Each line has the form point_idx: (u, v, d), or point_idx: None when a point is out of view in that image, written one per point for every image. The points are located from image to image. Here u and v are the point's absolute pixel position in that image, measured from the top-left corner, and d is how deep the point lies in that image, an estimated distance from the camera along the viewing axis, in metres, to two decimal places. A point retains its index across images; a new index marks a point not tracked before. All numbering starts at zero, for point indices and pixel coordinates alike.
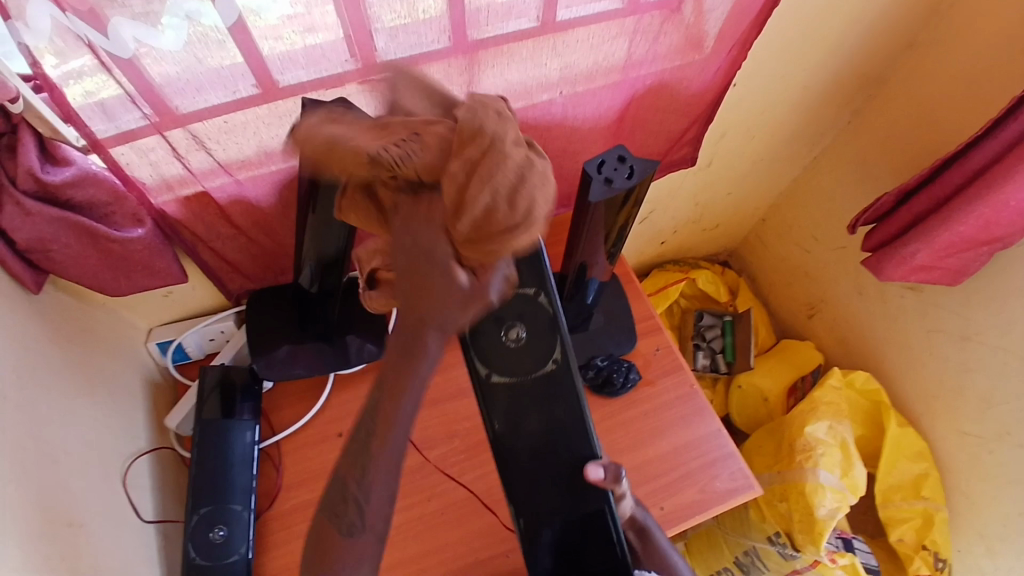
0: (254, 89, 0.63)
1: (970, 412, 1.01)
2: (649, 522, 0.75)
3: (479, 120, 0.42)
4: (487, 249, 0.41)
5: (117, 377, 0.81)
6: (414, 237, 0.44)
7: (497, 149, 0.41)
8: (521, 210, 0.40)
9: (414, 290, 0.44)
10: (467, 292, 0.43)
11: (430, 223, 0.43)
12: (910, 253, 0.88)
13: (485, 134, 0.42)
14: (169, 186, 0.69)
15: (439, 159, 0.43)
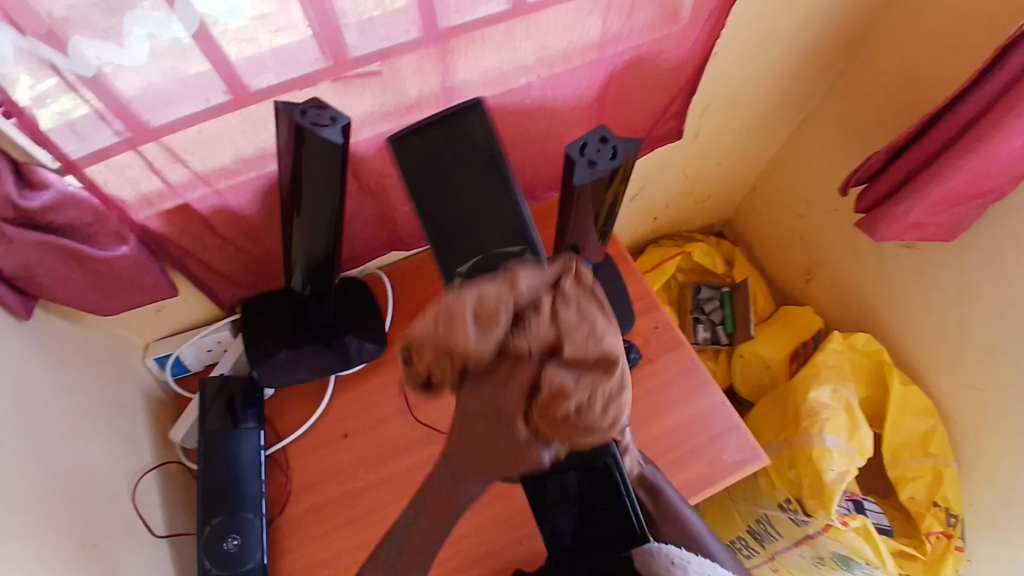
0: (225, 96, 0.62)
1: (973, 365, 1.01)
2: (661, 479, 0.75)
3: (547, 304, 0.41)
4: (563, 433, 0.43)
5: (117, 396, 0.81)
6: (476, 402, 0.46)
7: (563, 322, 0.41)
8: (605, 409, 0.42)
9: (488, 438, 0.48)
10: (536, 457, 0.47)
11: (505, 394, 0.43)
12: (903, 211, 0.88)
13: (555, 328, 0.41)
14: (149, 201, 0.68)
15: (527, 333, 0.41)
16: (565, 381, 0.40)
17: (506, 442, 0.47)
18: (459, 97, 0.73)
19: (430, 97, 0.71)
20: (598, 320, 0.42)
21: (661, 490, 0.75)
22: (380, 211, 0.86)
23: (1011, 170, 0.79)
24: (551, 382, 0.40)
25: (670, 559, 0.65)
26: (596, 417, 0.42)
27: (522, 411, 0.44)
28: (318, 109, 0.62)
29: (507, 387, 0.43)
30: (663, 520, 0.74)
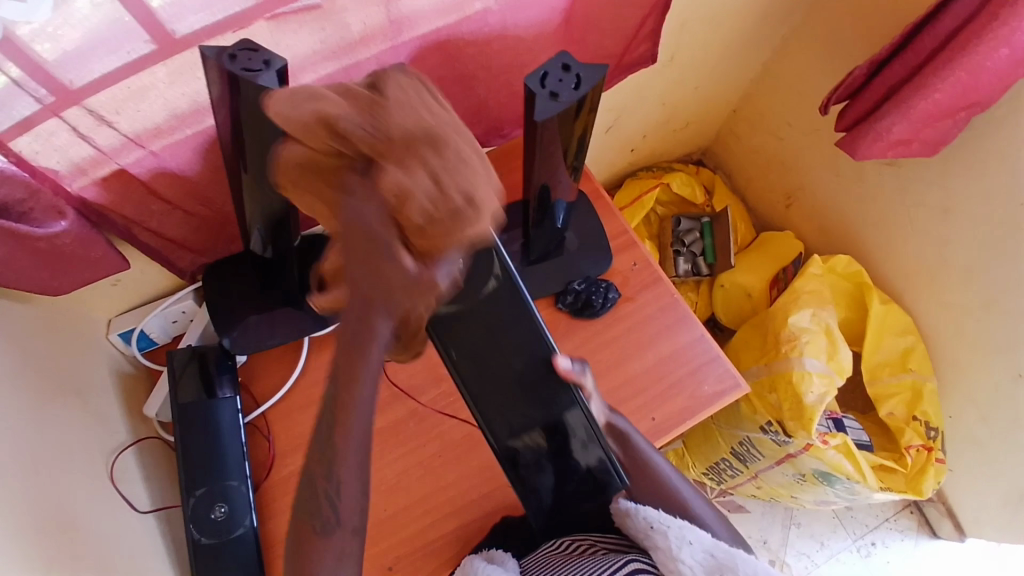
0: (148, 45, 0.55)
1: (954, 282, 1.01)
2: (634, 434, 0.74)
3: (422, 113, 0.47)
4: (436, 241, 0.44)
5: (83, 376, 0.78)
6: (369, 210, 0.44)
7: (440, 136, 0.46)
8: (461, 199, 0.45)
9: (368, 274, 0.43)
10: (412, 279, 0.44)
11: (377, 203, 0.44)
12: (886, 128, 0.84)
13: (433, 129, 0.47)
14: (82, 170, 0.63)
15: (384, 136, 0.46)
16: (409, 183, 0.44)
17: (384, 278, 0.43)
18: (410, 29, 0.67)
19: (377, 31, 0.65)
20: (469, 162, 0.46)
21: (639, 447, 0.74)
22: None
23: (1000, 82, 0.75)
24: (403, 190, 0.43)
25: (650, 524, 0.67)
26: (457, 198, 0.45)
27: (393, 218, 0.44)
28: (250, 52, 0.57)
29: (365, 186, 0.45)
30: (642, 477, 0.73)
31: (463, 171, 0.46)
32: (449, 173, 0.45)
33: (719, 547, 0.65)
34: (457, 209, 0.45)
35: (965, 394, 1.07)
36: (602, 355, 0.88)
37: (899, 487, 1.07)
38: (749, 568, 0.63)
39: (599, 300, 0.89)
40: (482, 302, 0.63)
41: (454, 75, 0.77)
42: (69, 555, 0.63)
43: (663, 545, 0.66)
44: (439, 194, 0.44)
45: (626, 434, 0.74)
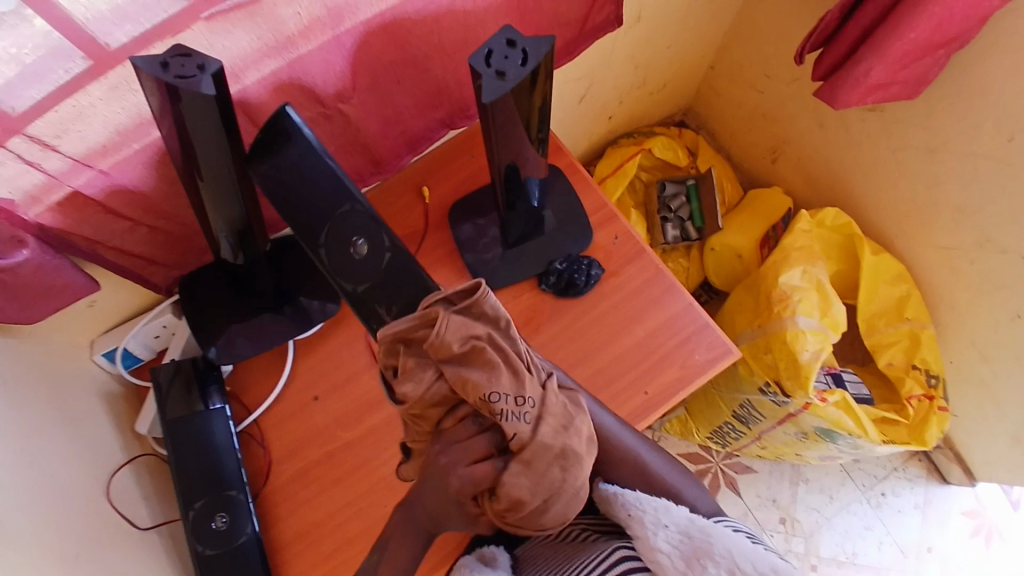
0: (85, 61, 0.54)
1: (946, 225, 0.98)
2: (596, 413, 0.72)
3: (559, 441, 0.55)
4: (504, 519, 0.57)
5: (69, 400, 0.78)
6: (465, 475, 0.55)
7: (569, 449, 0.55)
8: (548, 517, 0.57)
9: (437, 494, 0.58)
10: (468, 522, 0.60)
11: (477, 488, 0.56)
12: (863, 71, 0.80)
13: (561, 447, 0.55)
14: (35, 197, 0.61)
15: (530, 443, 0.53)
16: (525, 437, 0.53)
17: (446, 504, 0.58)
18: (351, 16, 0.64)
19: (315, 23, 0.63)
20: (570, 477, 0.56)
21: (607, 428, 0.72)
22: None
23: (975, 13, 0.72)
24: (514, 498, 0.55)
25: (628, 511, 0.69)
26: (535, 507, 0.55)
27: (474, 488, 0.57)
28: (181, 57, 0.54)
29: (466, 448, 0.55)
30: (612, 461, 0.73)
31: (569, 478, 0.56)
32: (547, 422, 0.55)
33: (694, 526, 0.65)
34: (552, 497, 0.56)
35: (968, 338, 1.05)
36: (591, 333, 0.87)
37: (903, 438, 1.05)
38: (724, 547, 0.62)
39: (582, 278, 0.87)
40: (383, 278, 0.63)
41: (406, 59, 0.74)
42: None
43: (640, 534, 0.66)
44: (544, 494, 0.55)
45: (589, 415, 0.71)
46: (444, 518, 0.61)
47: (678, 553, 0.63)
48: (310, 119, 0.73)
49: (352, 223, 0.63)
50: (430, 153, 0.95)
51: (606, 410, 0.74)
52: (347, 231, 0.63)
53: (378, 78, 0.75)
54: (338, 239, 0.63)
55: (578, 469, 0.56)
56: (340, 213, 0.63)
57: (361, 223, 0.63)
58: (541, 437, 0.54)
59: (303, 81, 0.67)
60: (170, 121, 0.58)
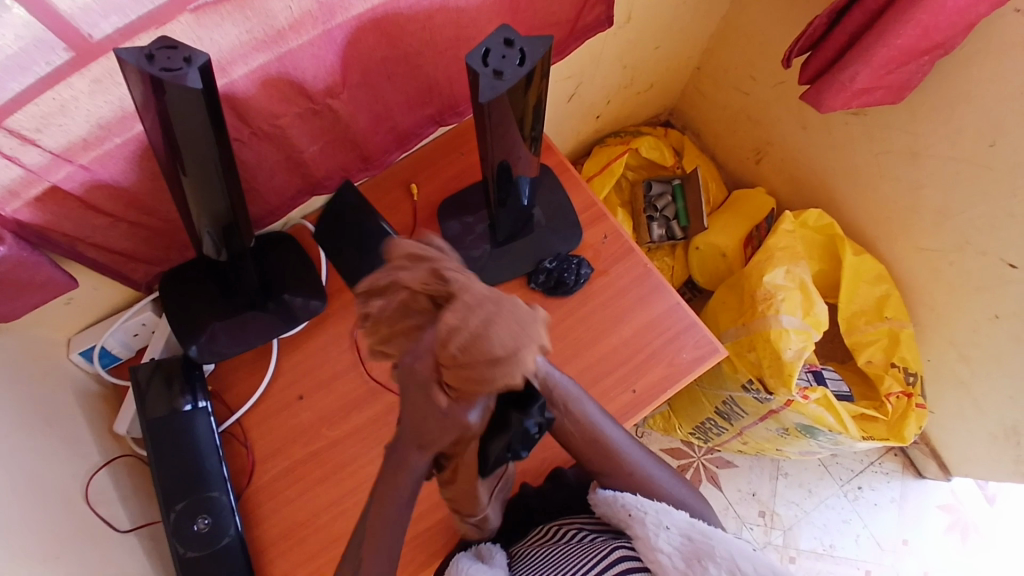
0: (67, 53, 0.52)
1: (926, 227, 1.01)
2: (603, 426, 0.72)
3: (499, 309, 0.43)
4: (461, 375, 0.43)
5: (47, 401, 0.75)
6: (419, 355, 0.45)
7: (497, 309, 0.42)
8: (495, 359, 0.41)
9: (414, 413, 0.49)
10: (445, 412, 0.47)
11: (423, 357, 0.45)
12: (849, 77, 0.82)
13: (497, 308, 0.43)
14: (12, 191, 0.59)
15: (457, 297, 0.43)
16: (455, 321, 0.41)
17: (425, 407, 0.48)
18: (343, 10, 0.63)
19: (305, 17, 0.61)
20: (524, 331, 0.43)
21: (610, 438, 0.72)
22: (286, 154, 0.77)
23: (959, 21, 0.73)
24: (446, 333, 0.41)
25: (629, 512, 0.70)
26: (498, 352, 0.41)
27: (433, 362, 0.44)
28: (167, 49, 0.53)
29: (422, 344, 0.45)
30: (611, 470, 0.73)
31: (511, 316, 0.43)
32: (496, 319, 0.42)
33: (695, 530, 0.66)
34: (512, 350, 0.42)
35: (945, 337, 1.08)
36: (579, 331, 0.87)
37: (881, 434, 1.09)
38: (725, 551, 0.64)
39: (572, 277, 0.87)
40: None
41: (396, 54, 0.73)
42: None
43: (641, 534, 0.67)
44: (502, 336, 0.41)
45: (596, 430, 0.72)
46: (431, 435, 0.51)
47: (679, 554, 0.65)
48: (298, 113, 0.71)
49: None
50: (417, 149, 0.94)
51: (613, 423, 0.73)
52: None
53: (368, 73, 0.73)
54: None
55: (521, 315, 0.43)
56: None
57: None
58: (464, 289, 0.43)
59: (293, 75, 0.66)
60: (153, 112, 0.56)
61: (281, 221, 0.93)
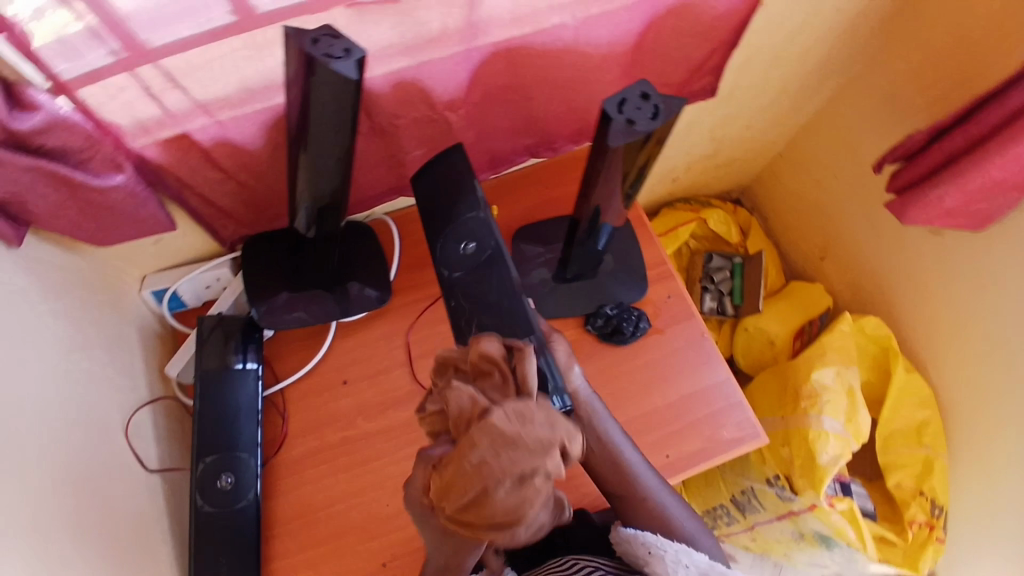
0: (228, 16, 0.56)
1: (979, 362, 1.00)
2: (639, 470, 0.73)
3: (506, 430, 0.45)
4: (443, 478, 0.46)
5: (113, 326, 0.79)
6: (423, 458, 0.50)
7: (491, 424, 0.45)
8: (470, 474, 0.44)
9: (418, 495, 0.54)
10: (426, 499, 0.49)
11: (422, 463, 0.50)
12: (938, 197, 0.84)
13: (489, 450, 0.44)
14: (146, 129, 0.64)
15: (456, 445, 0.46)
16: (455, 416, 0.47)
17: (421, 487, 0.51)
18: (484, 34, 0.68)
19: (452, 32, 0.66)
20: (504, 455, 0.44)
21: (644, 481, 0.73)
22: (392, 153, 0.81)
23: None
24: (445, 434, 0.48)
25: (648, 550, 0.70)
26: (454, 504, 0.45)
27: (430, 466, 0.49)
28: (331, 38, 0.56)
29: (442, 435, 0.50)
30: (640, 517, 0.73)
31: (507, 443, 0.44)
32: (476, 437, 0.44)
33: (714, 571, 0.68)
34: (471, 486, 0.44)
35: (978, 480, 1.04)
36: (624, 383, 0.88)
37: (897, 561, 1.08)
38: None
39: (629, 328, 0.89)
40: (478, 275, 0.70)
41: (516, 84, 0.77)
42: (67, 508, 0.63)
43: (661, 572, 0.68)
44: (478, 456, 0.44)
45: (632, 475, 0.72)
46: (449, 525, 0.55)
47: None
48: (415, 118, 0.76)
49: (470, 229, 0.71)
50: (507, 174, 0.98)
51: (650, 471, 0.74)
52: (461, 231, 0.71)
53: (485, 95, 0.78)
54: (454, 235, 0.71)
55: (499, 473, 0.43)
56: (465, 220, 0.71)
57: (480, 233, 0.71)
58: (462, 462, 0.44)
59: (423, 83, 0.70)
60: (299, 85, 0.60)
61: (366, 213, 0.96)
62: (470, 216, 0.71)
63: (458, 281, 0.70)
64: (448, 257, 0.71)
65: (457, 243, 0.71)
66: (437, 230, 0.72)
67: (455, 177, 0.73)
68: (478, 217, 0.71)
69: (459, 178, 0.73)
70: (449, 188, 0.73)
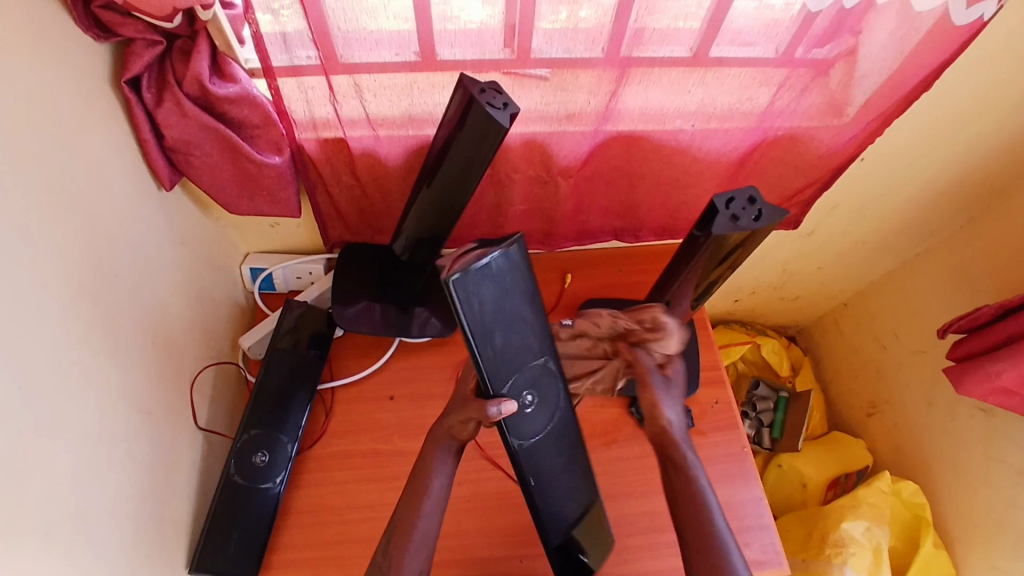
0: (414, 56, 0.68)
1: (1015, 554, 0.97)
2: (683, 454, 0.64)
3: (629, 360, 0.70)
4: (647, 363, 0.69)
5: (211, 287, 0.87)
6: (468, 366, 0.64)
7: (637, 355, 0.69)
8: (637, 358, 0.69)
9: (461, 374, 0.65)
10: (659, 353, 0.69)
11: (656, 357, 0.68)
12: (996, 370, 0.86)
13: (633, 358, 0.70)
14: (314, 125, 0.74)
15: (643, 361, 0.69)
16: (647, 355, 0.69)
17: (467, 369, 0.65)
18: (614, 122, 0.77)
19: (590, 113, 0.76)
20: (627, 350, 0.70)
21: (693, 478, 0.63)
22: (498, 202, 0.89)
23: None
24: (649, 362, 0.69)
25: None
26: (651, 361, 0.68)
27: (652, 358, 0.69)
28: (496, 92, 0.65)
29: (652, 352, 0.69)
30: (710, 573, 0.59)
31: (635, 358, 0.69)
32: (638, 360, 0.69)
33: None
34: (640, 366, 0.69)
35: None
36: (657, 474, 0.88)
37: None
38: None
39: None
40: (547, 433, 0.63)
41: (625, 169, 0.86)
42: (125, 428, 0.67)
43: None
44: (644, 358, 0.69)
45: (678, 457, 0.64)
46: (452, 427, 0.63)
47: None
48: (531, 177, 0.85)
49: (532, 379, 0.61)
50: (588, 250, 1.04)
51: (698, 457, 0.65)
52: (522, 382, 0.60)
53: (596, 172, 0.86)
54: (516, 387, 0.59)
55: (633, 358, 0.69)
56: (527, 369, 0.60)
57: (541, 382, 0.61)
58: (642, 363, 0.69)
59: (550, 148, 0.80)
60: (456, 117, 0.67)
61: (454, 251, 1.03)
62: (536, 362, 0.61)
63: (531, 449, 0.61)
64: (513, 421, 0.60)
65: (521, 395, 0.60)
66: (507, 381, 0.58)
67: (519, 316, 0.58)
68: (537, 364, 0.61)
69: (523, 306, 0.58)
70: (514, 332, 0.58)
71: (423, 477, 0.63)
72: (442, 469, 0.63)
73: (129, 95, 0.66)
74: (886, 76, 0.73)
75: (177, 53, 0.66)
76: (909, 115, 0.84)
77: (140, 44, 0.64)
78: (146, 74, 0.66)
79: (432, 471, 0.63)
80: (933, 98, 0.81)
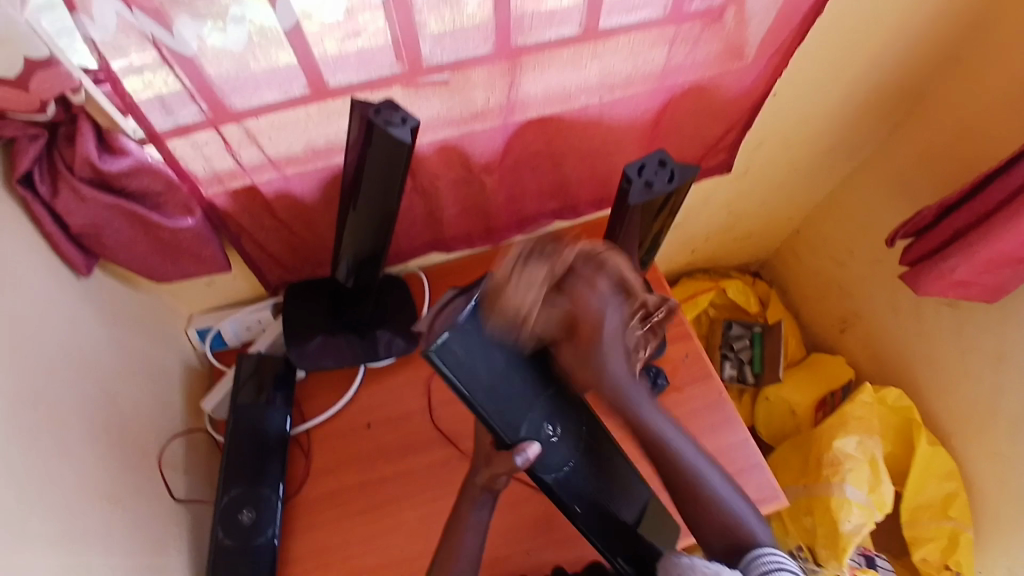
0: (303, 90, 0.65)
1: (1001, 433, 1.00)
2: (643, 410, 0.60)
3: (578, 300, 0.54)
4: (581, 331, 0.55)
5: (160, 359, 0.85)
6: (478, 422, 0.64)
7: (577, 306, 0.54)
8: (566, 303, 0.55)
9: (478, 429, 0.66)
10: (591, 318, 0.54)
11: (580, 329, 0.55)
12: (948, 267, 0.87)
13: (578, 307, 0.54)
14: (219, 178, 0.72)
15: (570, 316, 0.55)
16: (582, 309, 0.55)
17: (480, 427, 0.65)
18: (521, 111, 0.76)
19: (495, 109, 0.74)
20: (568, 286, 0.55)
21: (660, 434, 0.61)
22: (429, 210, 0.88)
23: None
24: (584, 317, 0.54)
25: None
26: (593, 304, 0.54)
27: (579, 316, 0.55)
28: (391, 109, 0.63)
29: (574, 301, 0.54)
30: (718, 525, 0.62)
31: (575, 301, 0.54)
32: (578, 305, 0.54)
33: None
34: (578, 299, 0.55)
35: (1001, 551, 1.04)
36: None
37: None
38: None
39: (648, 385, 0.91)
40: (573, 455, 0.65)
41: (546, 151, 0.85)
42: (100, 524, 0.66)
43: None
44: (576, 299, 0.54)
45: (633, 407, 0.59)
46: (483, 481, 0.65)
47: None
48: (454, 179, 0.83)
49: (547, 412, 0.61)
50: None
51: (658, 410, 0.62)
52: (539, 418, 0.60)
53: (518, 160, 0.85)
54: (535, 427, 0.60)
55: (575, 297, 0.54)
56: (541, 407, 0.60)
57: (558, 413, 0.62)
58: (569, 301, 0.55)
59: (465, 149, 0.78)
60: (359, 141, 0.65)
61: (399, 267, 1.01)
62: (546, 395, 0.60)
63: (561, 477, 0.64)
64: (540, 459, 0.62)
65: (541, 425, 0.60)
66: (524, 424, 0.58)
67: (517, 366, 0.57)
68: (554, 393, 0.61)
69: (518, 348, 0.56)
70: (519, 381, 0.57)
71: (457, 529, 0.67)
72: (478, 521, 0.67)
73: (24, 194, 0.63)
74: (776, 10, 0.73)
75: (63, 139, 0.63)
76: (812, 42, 0.83)
77: (22, 140, 0.61)
78: (36, 168, 0.62)
79: (467, 526, 0.66)
80: (829, 21, 0.80)
